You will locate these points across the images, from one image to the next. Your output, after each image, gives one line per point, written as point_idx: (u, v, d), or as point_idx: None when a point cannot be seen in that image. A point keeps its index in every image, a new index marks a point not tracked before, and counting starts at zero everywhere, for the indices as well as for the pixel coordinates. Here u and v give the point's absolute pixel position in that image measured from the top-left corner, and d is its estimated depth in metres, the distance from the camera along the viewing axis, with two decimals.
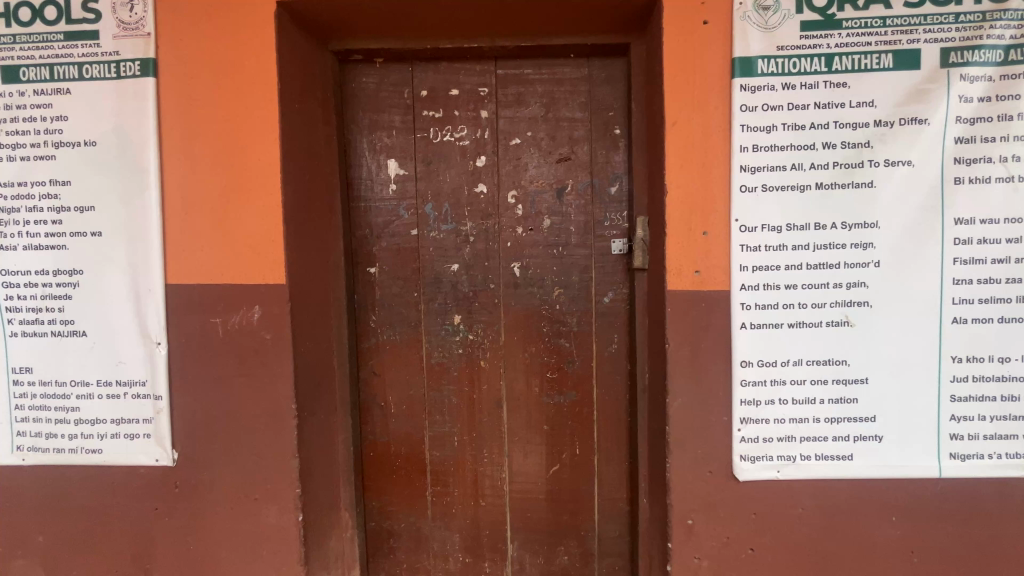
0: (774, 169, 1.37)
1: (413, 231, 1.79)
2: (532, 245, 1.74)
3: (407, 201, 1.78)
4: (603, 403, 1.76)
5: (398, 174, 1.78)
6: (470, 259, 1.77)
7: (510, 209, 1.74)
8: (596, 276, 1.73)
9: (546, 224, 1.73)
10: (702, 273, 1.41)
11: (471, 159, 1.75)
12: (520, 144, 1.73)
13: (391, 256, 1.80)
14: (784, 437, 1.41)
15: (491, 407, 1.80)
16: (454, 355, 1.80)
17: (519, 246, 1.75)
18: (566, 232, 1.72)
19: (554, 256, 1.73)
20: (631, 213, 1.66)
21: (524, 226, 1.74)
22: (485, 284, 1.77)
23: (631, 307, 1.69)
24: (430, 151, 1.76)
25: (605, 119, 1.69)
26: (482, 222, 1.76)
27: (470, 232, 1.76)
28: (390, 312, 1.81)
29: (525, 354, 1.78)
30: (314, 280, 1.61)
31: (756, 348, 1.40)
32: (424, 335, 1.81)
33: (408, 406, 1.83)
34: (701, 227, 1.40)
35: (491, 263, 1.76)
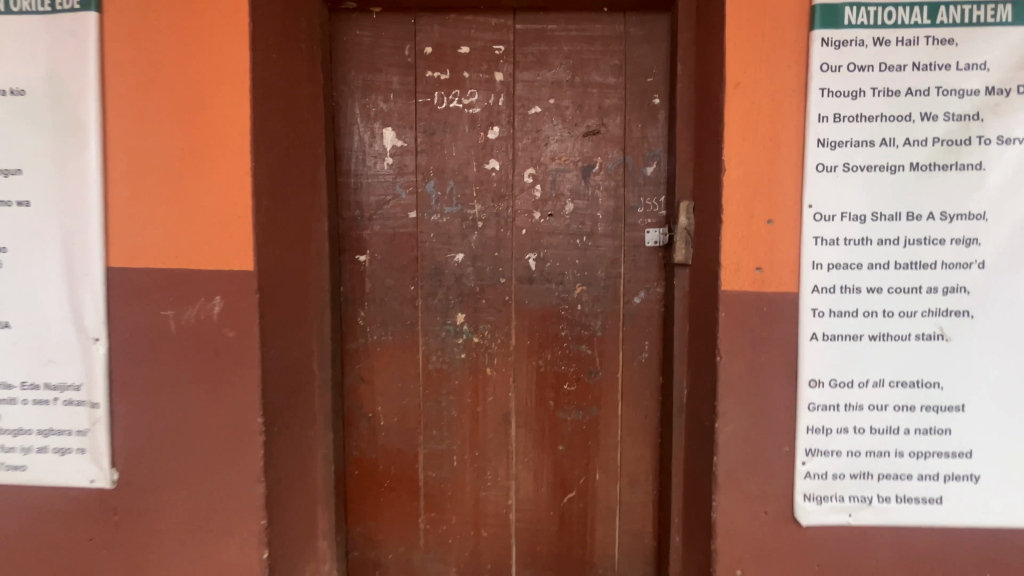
0: (860, 145, 1.11)
1: (411, 214, 1.52)
2: (552, 233, 1.48)
3: (405, 177, 1.51)
4: (630, 421, 1.50)
5: (394, 146, 1.51)
6: (477, 248, 1.50)
7: (527, 191, 1.48)
8: (626, 272, 1.46)
9: (568, 209, 1.47)
10: (764, 271, 1.15)
11: (482, 130, 1.48)
12: (541, 113, 1.46)
13: (385, 242, 1.53)
14: (858, 474, 1.16)
15: (498, 423, 1.54)
16: (456, 361, 1.54)
17: (535, 234, 1.48)
18: (592, 218, 1.46)
19: (577, 247, 1.47)
20: (670, 199, 1.40)
21: (542, 211, 1.48)
22: (494, 278, 1.50)
23: (667, 310, 1.43)
24: (434, 120, 1.49)
25: (642, 86, 1.43)
26: (492, 205, 1.49)
27: (478, 216, 1.50)
28: (382, 308, 1.55)
29: (539, 362, 1.51)
30: (291, 268, 1.35)
31: (829, 365, 1.14)
32: (421, 335, 1.55)
33: (400, 418, 1.57)
34: (766, 214, 1.14)
35: (503, 253, 1.50)
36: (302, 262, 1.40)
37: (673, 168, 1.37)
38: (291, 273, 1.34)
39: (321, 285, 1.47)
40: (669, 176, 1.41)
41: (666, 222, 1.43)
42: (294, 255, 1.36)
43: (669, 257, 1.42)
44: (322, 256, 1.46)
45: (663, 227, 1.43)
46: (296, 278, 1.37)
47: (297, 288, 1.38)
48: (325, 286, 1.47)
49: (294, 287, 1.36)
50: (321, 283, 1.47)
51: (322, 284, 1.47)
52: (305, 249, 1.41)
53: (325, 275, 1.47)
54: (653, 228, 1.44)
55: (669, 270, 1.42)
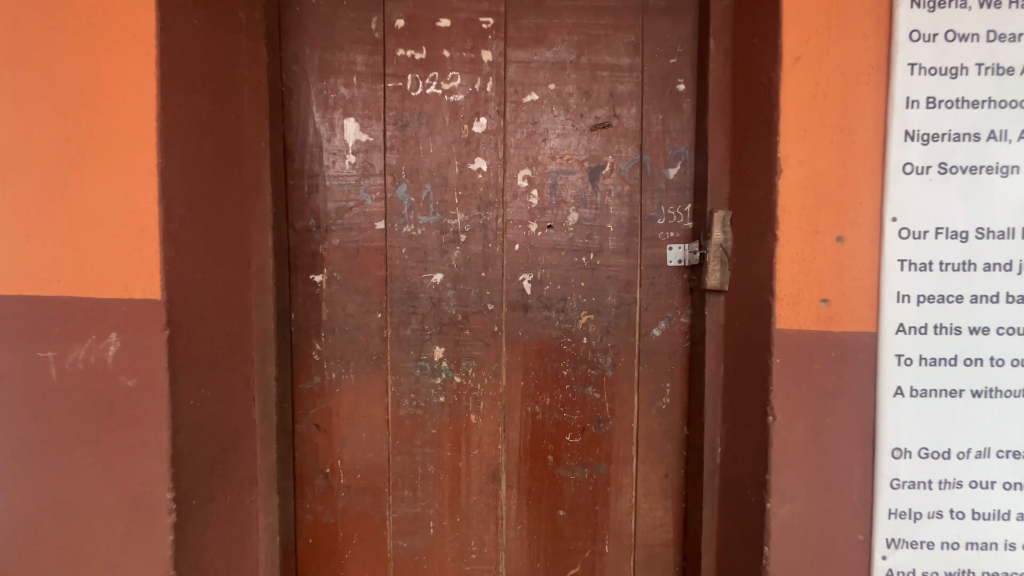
0: (960, 139, 0.84)
1: (378, 224, 1.23)
2: (551, 250, 1.20)
3: (371, 179, 1.23)
4: (647, 481, 1.22)
5: (358, 140, 1.23)
6: (460, 267, 1.22)
7: (521, 197, 1.20)
8: (642, 297, 1.19)
9: (571, 220, 1.19)
10: (832, 304, 0.87)
11: (466, 121, 1.20)
12: (538, 101, 1.18)
13: (346, 259, 1.24)
14: (954, 572, 0.88)
15: (484, 482, 1.26)
16: (433, 405, 1.25)
17: (530, 250, 1.20)
18: (601, 232, 1.18)
19: (581, 266, 1.19)
20: (698, 207, 1.12)
21: (540, 223, 1.20)
22: (480, 304, 1.22)
23: (694, 345, 1.15)
24: (406, 109, 1.21)
25: (664, 68, 1.15)
26: (478, 215, 1.21)
27: (461, 228, 1.22)
28: (343, 340, 1.26)
29: (535, 408, 1.23)
30: (219, 293, 1.06)
31: (919, 429, 0.86)
32: (390, 374, 1.26)
33: (365, 475, 1.28)
34: (835, 229, 0.86)
35: (490, 274, 1.21)
36: (236, 284, 1.11)
37: (703, 170, 1.09)
38: (218, 299, 1.06)
39: (263, 312, 1.18)
40: (697, 179, 1.13)
41: (692, 236, 1.16)
42: (224, 276, 1.07)
43: (696, 280, 1.14)
44: (265, 275, 1.17)
45: (690, 243, 1.16)
46: (227, 306, 1.08)
47: (227, 317, 1.09)
48: (269, 313, 1.18)
49: (222, 317, 1.07)
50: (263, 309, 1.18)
51: (265, 310, 1.18)
52: (240, 267, 1.12)
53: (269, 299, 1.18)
54: (676, 244, 1.16)
55: (696, 296, 1.14)
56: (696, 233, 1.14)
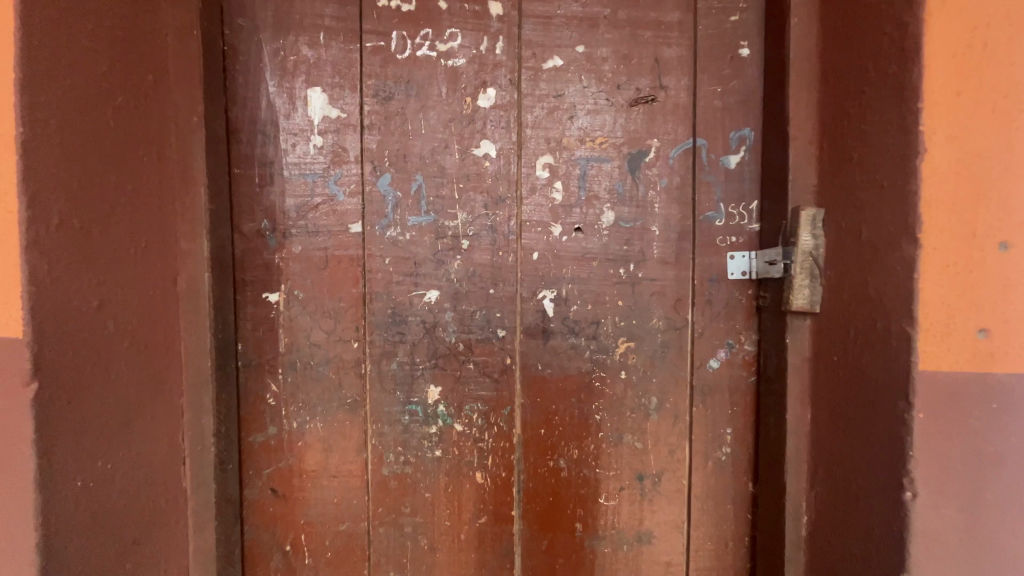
0: None
1: (353, 226, 0.95)
2: (579, 259, 0.93)
3: (344, 168, 0.94)
4: (702, 553, 0.96)
5: (325, 116, 0.94)
6: (461, 283, 0.94)
7: (540, 192, 0.93)
8: (695, 319, 0.93)
9: (605, 221, 0.93)
10: (994, 335, 0.63)
11: (468, 93, 0.92)
12: (563, 68, 0.92)
13: (311, 273, 0.95)
14: None
15: (493, 559, 0.98)
16: (426, 461, 0.97)
17: (552, 260, 0.93)
18: (643, 236, 0.92)
19: (618, 281, 0.93)
20: (770, 205, 0.88)
21: (565, 224, 0.93)
22: (488, 330, 0.95)
23: (764, 381, 0.90)
24: (389, 77, 0.93)
25: (724, 25, 0.90)
26: (484, 214, 0.93)
27: (462, 231, 0.94)
28: (307, 377, 0.96)
29: (558, 462, 0.96)
30: (124, 319, 0.76)
31: None
32: (369, 421, 0.97)
33: (337, 554, 0.98)
34: (999, 231, 0.63)
35: (501, 291, 0.94)
36: (152, 306, 0.81)
37: (780, 155, 0.84)
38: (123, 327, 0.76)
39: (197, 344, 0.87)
40: (768, 169, 0.89)
41: (759, 241, 0.91)
42: (132, 295, 0.78)
43: (766, 299, 0.89)
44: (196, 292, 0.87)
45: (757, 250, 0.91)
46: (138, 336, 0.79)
47: (139, 352, 0.79)
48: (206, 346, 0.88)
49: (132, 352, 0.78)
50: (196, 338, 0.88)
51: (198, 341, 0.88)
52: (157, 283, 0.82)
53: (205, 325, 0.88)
54: (739, 252, 0.91)
55: (767, 319, 0.89)
56: (766, 238, 0.89)
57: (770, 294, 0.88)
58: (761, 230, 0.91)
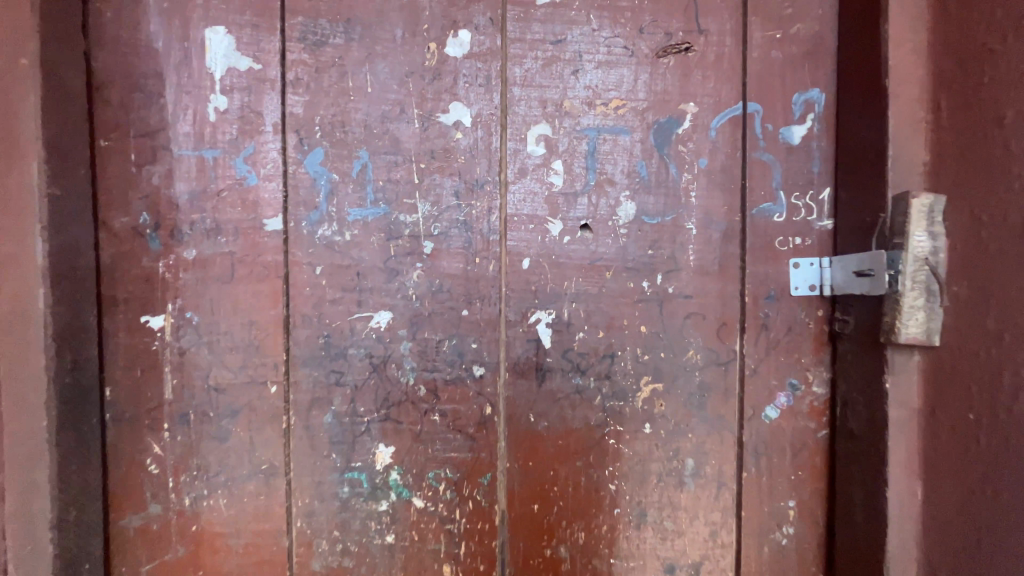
0: None
1: (270, 223, 0.67)
2: (587, 269, 0.67)
3: (258, 140, 0.67)
4: None
5: (232, 67, 0.67)
6: (422, 301, 0.68)
7: (532, 175, 0.67)
8: (747, 352, 0.67)
9: (622, 216, 0.67)
10: None
11: (433, 38, 0.66)
12: (564, 4, 0.66)
13: (211, 287, 0.68)
14: None
15: None
16: (374, 551, 0.69)
17: (550, 271, 0.67)
18: (674, 236, 0.67)
19: (640, 299, 0.67)
20: (852, 195, 0.63)
21: (567, 220, 0.67)
22: (460, 368, 0.68)
23: (843, 440, 0.65)
24: (323, 14, 0.67)
25: None
26: (455, 206, 0.67)
27: (424, 230, 0.67)
28: (205, 435, 0.68)
29: (557, 551, 0.69)
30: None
31: None
32: (293, 496, 0.69)
33: None
34: None
35: (478, 314, 0.68)
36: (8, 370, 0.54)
37: (872, 123, 0.60)
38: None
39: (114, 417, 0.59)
40: (848, 144, 0.64)
41: (835, 245, 0.66)
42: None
43: (847, 327, 0.64)
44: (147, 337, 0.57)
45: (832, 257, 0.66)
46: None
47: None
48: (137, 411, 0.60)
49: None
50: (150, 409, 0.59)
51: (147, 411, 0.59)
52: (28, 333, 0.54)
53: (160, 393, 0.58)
54: (806, 260, 0.66)
55: (849, 356, 0.64)
56: (846, 240, 0.64)
57: (853, 320, 0.63)
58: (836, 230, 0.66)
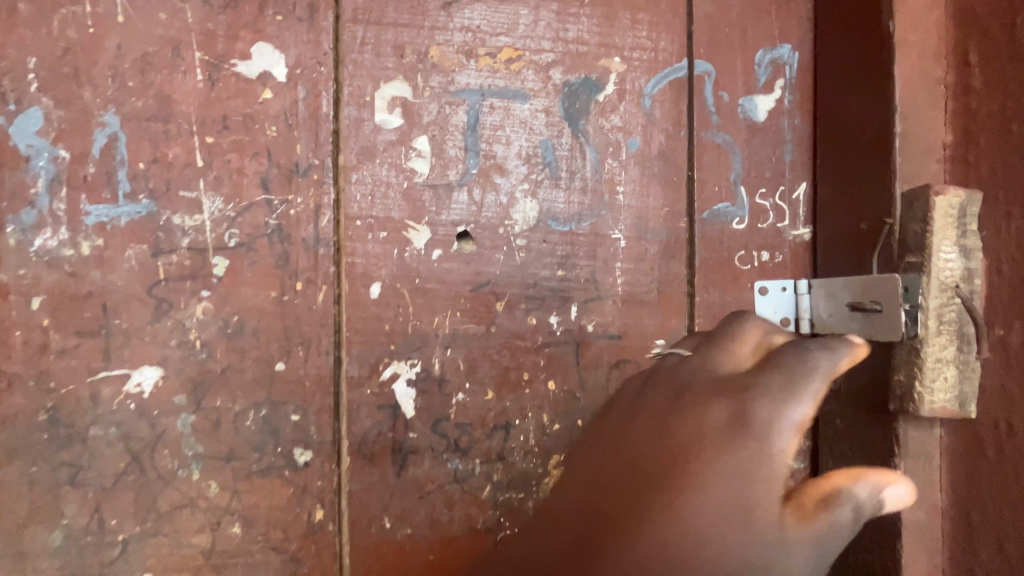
0: None
1: None
2: (468, 299, 0.45)
3: None
4: None
5: None
6: (212, 351, 0.43)
7: (383, 159, 0.44)
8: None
9: (518, 220, 0.45)
10: None
11: None
12: None
13: None
14: None
15: None
16: None
17: (413, 302, 0.45)
18: (594, 251, 0.46)
19: (547, 343, 0.46)
20: (839, 193, 0.44)
21: (438, 225, 0.45)
22: (273, 452, 0.44)
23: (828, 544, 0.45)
24: None
25: None
26: (263, 203, 0.43)
27: (213, 240, 0.43)
28: None
29: None
30: (648, 437, 0.29)
31: None
32: None
33: None
34: None
35: (301, 368, 0.44)
36: (736, 399, 0.29)
37: (868, 88, 0.41)
38: (701, 475, 0.28)
39: (541, 551, 0.28)
40: (831, 122, 0.45)
41: (813, 265, 0.47)
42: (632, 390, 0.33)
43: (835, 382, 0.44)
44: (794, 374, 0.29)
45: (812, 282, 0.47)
46: (637, 507, 0.27)
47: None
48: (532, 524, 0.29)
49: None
50: (623, 521, 0.27)
51: (736, 478, 0.28)
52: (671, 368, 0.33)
53: (608, 448, 0.30)
54: (773, 284, 0.47)
55: (837, 422, 0.44)
56: (830, 258, 0.45)
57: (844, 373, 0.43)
58: (815, 242, 0.47)
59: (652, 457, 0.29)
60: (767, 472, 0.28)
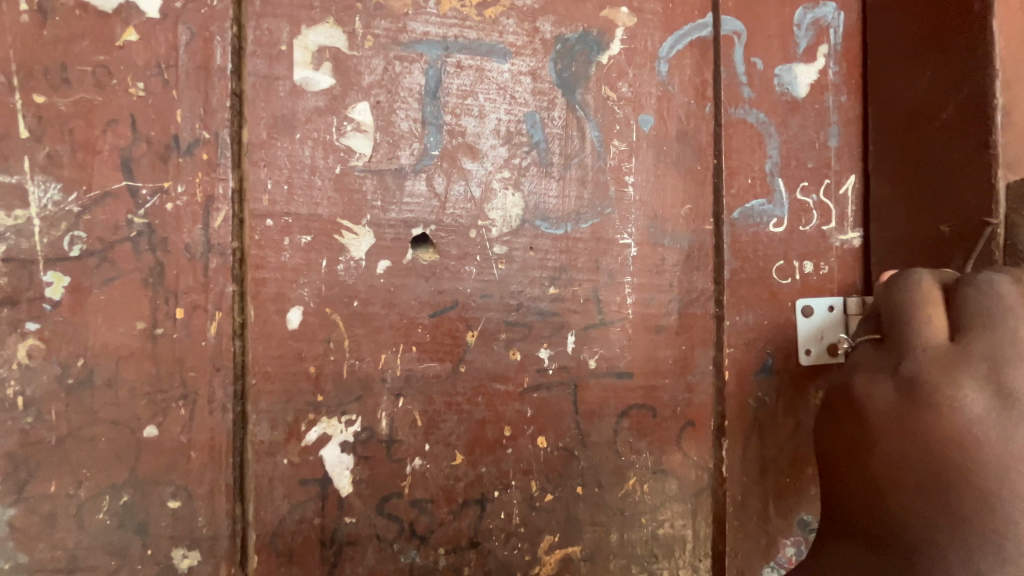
0: None
1: None
2: (427, 327, 0.33)
3: None
4: None
5: None
6: (42, 412, 0.29)
7: (307, 134, 0.32)
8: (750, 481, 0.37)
9: (496, 220, 0.34)
10: None
11: None
12: None
13: None
14: None
15: None
16: None
17: (350, 332, 0.32)
18: (597, 260, 0.35)
19: (535, 385, 0.34)
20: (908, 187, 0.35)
21: (385, 226, 0.32)
22: (139, 557, 0.30)
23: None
24: None
25: None
26: (124, 193, 0.30)
27: (46, 246, 0.29)
28: None
29: None
30: (913, 452, 0.25)
31: None
32: None
33: None
34: None
35: (184, 432, 0.30)
36: (976, 369, 0.25)
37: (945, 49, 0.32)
38: (1016, 469, 0.24)
39: None
40: (892, 98, 0.36)
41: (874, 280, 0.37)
42: (828, 393, 0.29)
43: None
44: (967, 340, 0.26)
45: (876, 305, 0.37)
46: (961, 518, 0.24)
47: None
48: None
49: None
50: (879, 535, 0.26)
51: (971, 470, 0.24)
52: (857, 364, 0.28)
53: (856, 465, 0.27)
54: (818, 304, 0.37)
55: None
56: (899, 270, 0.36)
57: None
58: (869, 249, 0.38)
59: (925, 441, 0.25)
60: None
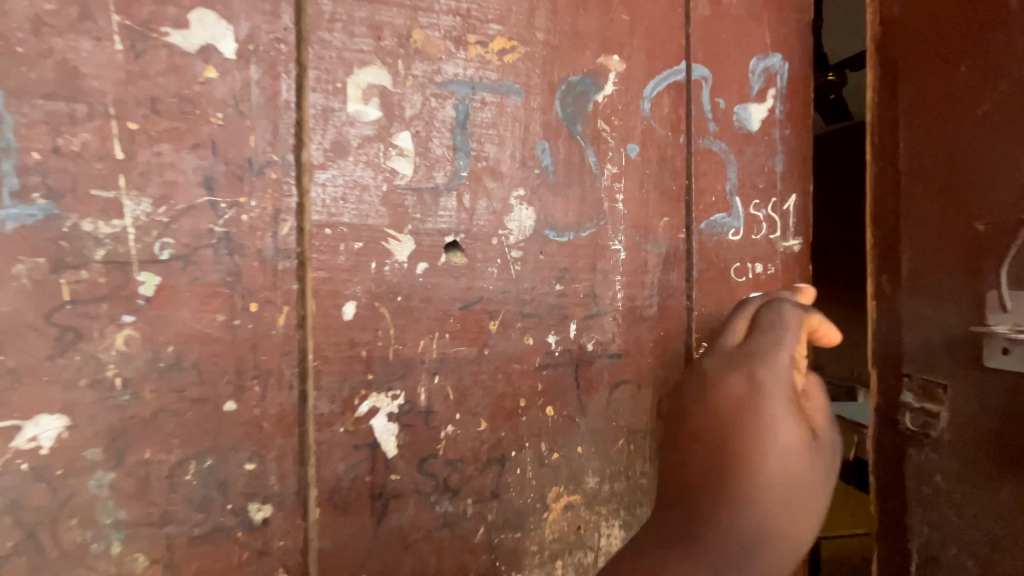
0: None
1: None
2: (458, 318, 0.40)
3: None
4: None
5: None
6: (137, 392, 0.35)
7: (358, 156, 0.38)
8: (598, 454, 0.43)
9: (514, 230, 0.41)
10: None
11: None
12: None
13: None
14: None
15: None
16: None
17: (395, 322, 0.39)
18: (594, 262, 0.43)
19: (545, 365, 0.42)
20: (934, 184, 0.43)
21: (423, 234, 0.39)
22: (221, 511, 0.36)
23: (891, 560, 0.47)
24: None
25: None
26: (206, 206, 0.35)
27: (140, 251, 0.34)
28: None
29: None
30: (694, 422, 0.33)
31: None
32: None
33: None
34: None
35: (258, 406, 0.36)
36: (750, 368, 0.33)
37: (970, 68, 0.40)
38: (755, 444, 0.31)
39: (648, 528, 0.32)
40: (927, 79, 0.43)
41: (905, 264, 0.45)
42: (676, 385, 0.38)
43: (941, 432, 0.42)
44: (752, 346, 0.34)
45: (909, 286, 0.45)
46: (707, 472, 0.31)
47: (783, 569, 0.30)
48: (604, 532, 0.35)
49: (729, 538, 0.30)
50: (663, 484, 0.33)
51: (728, 438, 0.31)
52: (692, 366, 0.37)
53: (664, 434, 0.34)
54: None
55: (939, 479, 0.42)
56: (937, 232, 0.43)
57: (945, 415, 0.42)
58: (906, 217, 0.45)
59: (725, 416, 0.32)
60: (779, 424, 0.31)
